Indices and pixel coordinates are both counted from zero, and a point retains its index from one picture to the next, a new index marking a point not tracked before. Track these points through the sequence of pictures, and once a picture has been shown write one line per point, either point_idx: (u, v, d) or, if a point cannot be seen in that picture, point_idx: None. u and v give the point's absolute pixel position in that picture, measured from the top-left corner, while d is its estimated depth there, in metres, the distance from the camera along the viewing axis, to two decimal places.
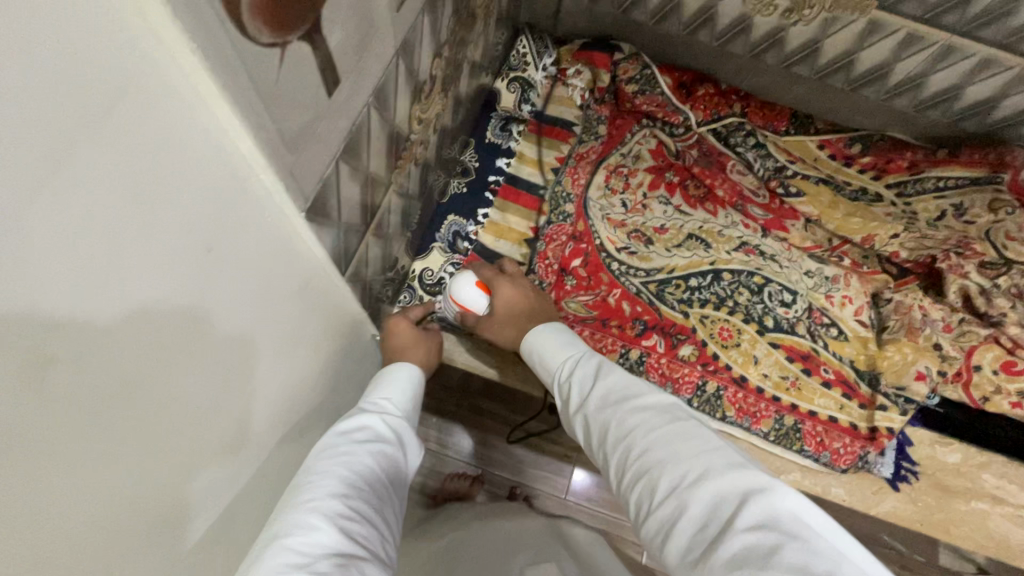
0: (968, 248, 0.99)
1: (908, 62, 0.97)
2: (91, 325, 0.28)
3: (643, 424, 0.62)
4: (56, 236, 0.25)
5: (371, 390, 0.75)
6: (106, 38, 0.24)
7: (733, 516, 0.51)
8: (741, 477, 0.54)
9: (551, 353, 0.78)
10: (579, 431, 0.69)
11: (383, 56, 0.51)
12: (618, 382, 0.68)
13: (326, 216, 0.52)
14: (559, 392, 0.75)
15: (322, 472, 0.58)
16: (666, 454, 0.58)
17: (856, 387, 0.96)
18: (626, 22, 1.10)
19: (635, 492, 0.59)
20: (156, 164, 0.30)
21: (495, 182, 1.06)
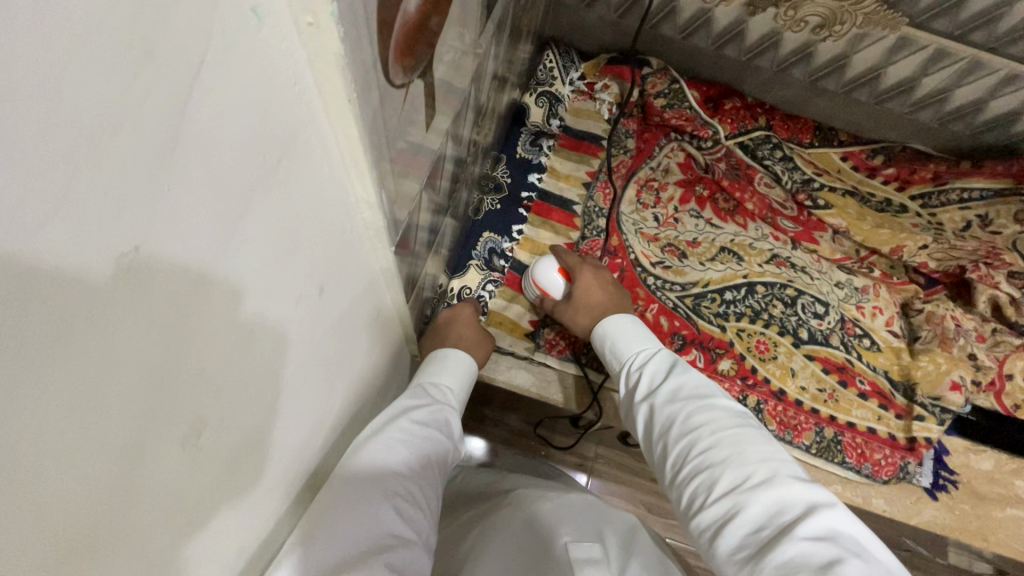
0: (997, 259, 1.01)
1: (934, 77, 0.99)
2: (219, 376, 0.28)
3: (712, 423, 0.63)
4: (205, 302, 0.24)
5: (426, 370, 0.76)
6: (281, 98, 0.24)
7: (794, 524, 0.52)
8: (804, 491, 0.56)
9: (622, 342, 0.79)
10: (641, 419, 0.71)
11: (460, 85, 0.50)
12: (690, 379, 0.69)
13: (404, 248, 0.51)
14: (626, 380, 0.76)
15: (385, 447, 0.59)
16: (732, 455, 0.59)
17: (892, 398, 0.97)
18: (654, 37, 1.10)
19: (693, 485, 0.60)
20: (296, 216, 0.29)
21: (528, 198, 1.05)
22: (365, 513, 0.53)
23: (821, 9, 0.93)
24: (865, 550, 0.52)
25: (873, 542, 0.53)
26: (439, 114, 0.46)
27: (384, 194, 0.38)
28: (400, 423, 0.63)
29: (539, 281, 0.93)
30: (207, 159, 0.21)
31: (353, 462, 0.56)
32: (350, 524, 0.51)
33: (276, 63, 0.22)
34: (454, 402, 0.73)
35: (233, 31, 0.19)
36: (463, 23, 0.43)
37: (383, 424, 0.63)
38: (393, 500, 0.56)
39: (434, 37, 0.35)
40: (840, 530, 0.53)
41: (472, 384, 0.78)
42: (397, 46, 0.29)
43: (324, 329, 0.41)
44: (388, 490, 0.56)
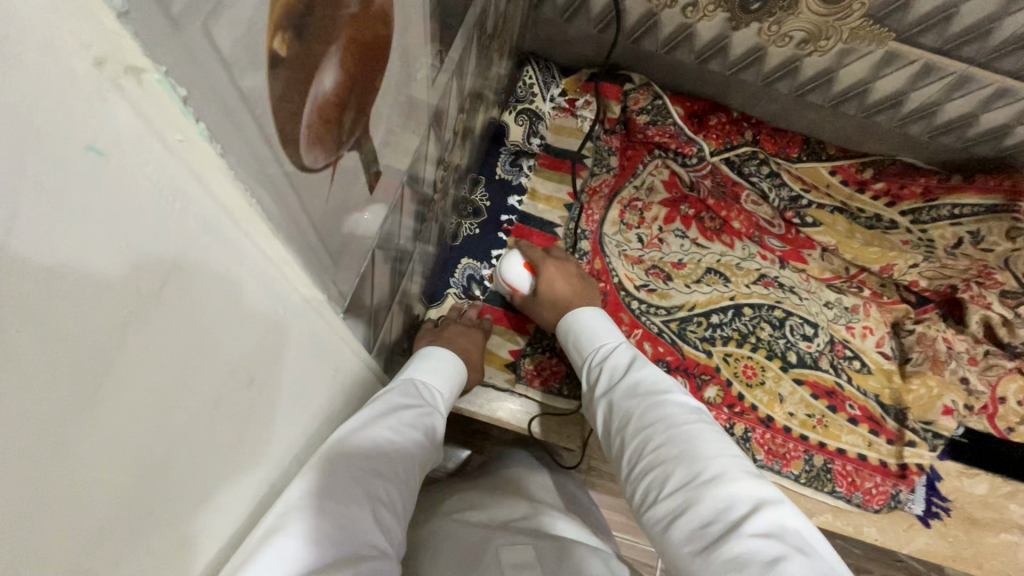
0: (989, 278, 0.98)
1: (923, 91, 0.96)
2: (120, 508, 0.24)
3: (667, 419, 0.62)
4: (93, 434, 0.21)
5: (419, 367, 0.73)
6: (162, 212, 0.20)
7: (742, 519, 0.51)
8: (753, 487, 0.55)
9: (586, 335, 0.78)
10: (601, 414, 0.69)
11: (416, 134, 0.47)
12: (650, 375, 0.68)
13: (359, 308, 0.48)
14: (587, 375, 0.75)
15: (375, 443, 0.55)
16: (685, 451, 0.58)
17: (883, 421, 0.95)
18: (636, 52, 1.07)
19: (648, 479, 0.59)
20: (208, 318, 0.26)
21: (507, 222, 1.02)
22: (348, 515, 0.49)
23: (805, 24, 0.90)
24: (809, 545, 0.51)
25: (819, 540, 0.52)
26: (390, 170, 0.42)
27: (320, 269, 0.35)
28: (390, 420, 0.60)
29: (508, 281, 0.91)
30: (68, 290, 0.17)
31: (345, 451, 0.52)
32: (330, 525, 0.46)
33: (166, 177, 0.19)
34: (440, 406, 0.71)
35: (92, 160, 0.16)
36: (412, 74, 0.40)
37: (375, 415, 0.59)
38: (376, 505, 0.52)
39: (364, 103, 0.32)
40: (787, 524, 0.52)
41: (458, 389, 0.77)
42: (309, 130, 0.26)
43: (272, 411, 0.38)
44: (371, 493, 0.52)
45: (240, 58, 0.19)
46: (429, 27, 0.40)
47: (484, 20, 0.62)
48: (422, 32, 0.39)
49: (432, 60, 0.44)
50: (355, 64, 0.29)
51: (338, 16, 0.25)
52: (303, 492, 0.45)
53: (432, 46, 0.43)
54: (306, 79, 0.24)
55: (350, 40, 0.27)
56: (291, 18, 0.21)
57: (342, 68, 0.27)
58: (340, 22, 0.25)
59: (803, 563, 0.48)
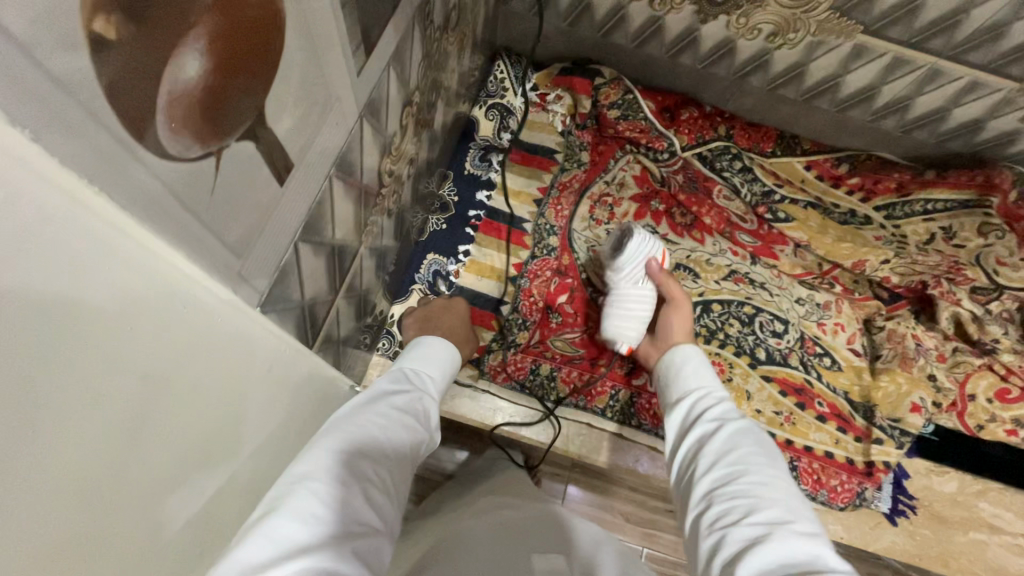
0: (960, 274, 0.97)
1: (893, 85, 0.95)
2: (73, 507, 0.25)
3: (767, 465, 0.52)
4: (13, 450, 0.21)
5: (411, 355, 0.74)
6: (24, 225, 0.20)
7: (823, 574, 0.42)
8: (845, 563, 0.45)
9: (692, 374, 0.68)
10: (692, 439, 0.59)
11: (344, 126, 0.47)
12: (761, 429, 0.58)
13: (286, 302, 0.47)
14: (685, 410, 0.64)
15: (363, 424, 0.55)
16: (784, 499, 0.49)
17: (851, 419, 0.94)
18: (606, 46, 1.06)
19: (723, 504, 0.49)
20: (107, 319, 0.25)
21: (476, 217, 1.02)
22: (341, 489, 0.48)
23: (772, 17, 0.89)
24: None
25: None
26: (309, 161, 0.42)
27: (222, 260, 0.34)
28: (377, 405, 0.60)
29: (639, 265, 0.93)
30: None
31: (333, 434, 0.52)
32: (320, 499, 0.46)
33: (17, 191, 0.19)
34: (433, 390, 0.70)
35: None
36: (326, 65, 0.39)
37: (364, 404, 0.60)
38: (364, 483, 0.50)
39: (254, 91, 0.31)
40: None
41: (454, 374, 0.76)
42: (169, 119, 0.25)
43: (211, 406, 0.37)
44: (361, 471, 0.51)
45: (45, 44, 0.18)
46: (343, 16, 0.39)
47: (432, 12, 0.61)
48: (333, 22, 0.38)
49: (353, 51, 0.43)
50: (232, 51, 0.28)
51: (194, 2, 0.24)
52: (292, 472, 0.47)
53: (351, 37, 0.42)
54: (156, 67, 0.24)
55: (217, 27, 0.27)
56: (119, 3, 0.21)
57: (211, 55, 0.27)
58: (196, 7, 0.25)
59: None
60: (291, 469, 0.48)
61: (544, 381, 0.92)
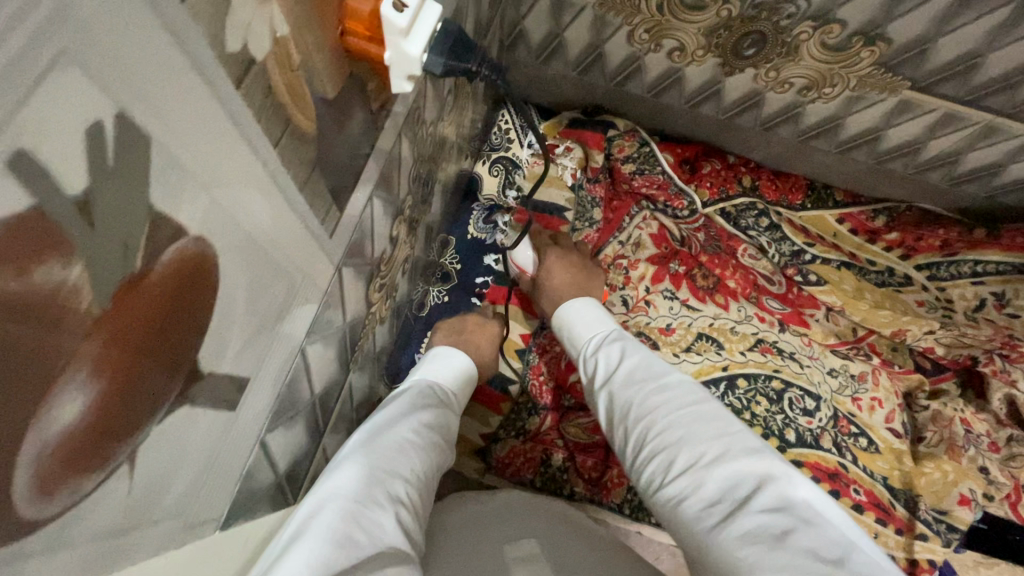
0: (1014, 350, 0.88)
1: (941, 140, 0.86)
2: None
3: (664, 402, 0.58)
4: None
5: (427, 367, 0.70)
6: None
7: (749, 499, 0.47)
8: (756, 463, 0.50)
9: (576, 327, 0.74)
10: (601, 405, 0.65)
11: (318, 293, 0.40)
12: (645, 359, 0.64)
13: (258, 493, 0.41)
14: (584, 368, 0.70)
15: (393, 445, 0.52)
16: (685, 435, 0.54)
17: (890, 509, 0.86)
18: (619, 94, 0.97)
19: (651, 465, 0.55)
20: None
21: (482, 285, 0.95)
22: (374, 514, 0.44)
23: (807, 71, 0.80)
24: (844, 531, 0.44)
25: (838, 512, 0.47)
26: (271, 360, 0.35)
27: (153, 538, 0.28)
28: (396, 405, 0.59)
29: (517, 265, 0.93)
30: None
31: (360, 454, 0.49)
32: (355, 522, 0.42)
33: None
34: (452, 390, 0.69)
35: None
36: (285, 260, 0.32)
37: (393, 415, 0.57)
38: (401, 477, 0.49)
39: (181, 358, 0.25)
40: (799, 499, 0.46)
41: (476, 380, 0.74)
42: (39, 483, 0.18)
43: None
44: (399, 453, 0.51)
45: None
46: (304, 198, 0.32)
47: (422, 115, 0.54)
48: (291, 213, 0.31)
49: (322, 220, 0.36)
50: (135, 347, 0.21)
51: (64, 340, 0.18)
52: (315, 504, 0.43)
53: (318, 209, 0.35)
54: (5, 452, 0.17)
55: (106, 342, 0.20)
56: None
57: (103, 376, 0.20)
58: (66, 345, 0.18)
59: (821, 539, 0.43)
60: (321, 496, 0.44)
61: (556, 474, 0.85)
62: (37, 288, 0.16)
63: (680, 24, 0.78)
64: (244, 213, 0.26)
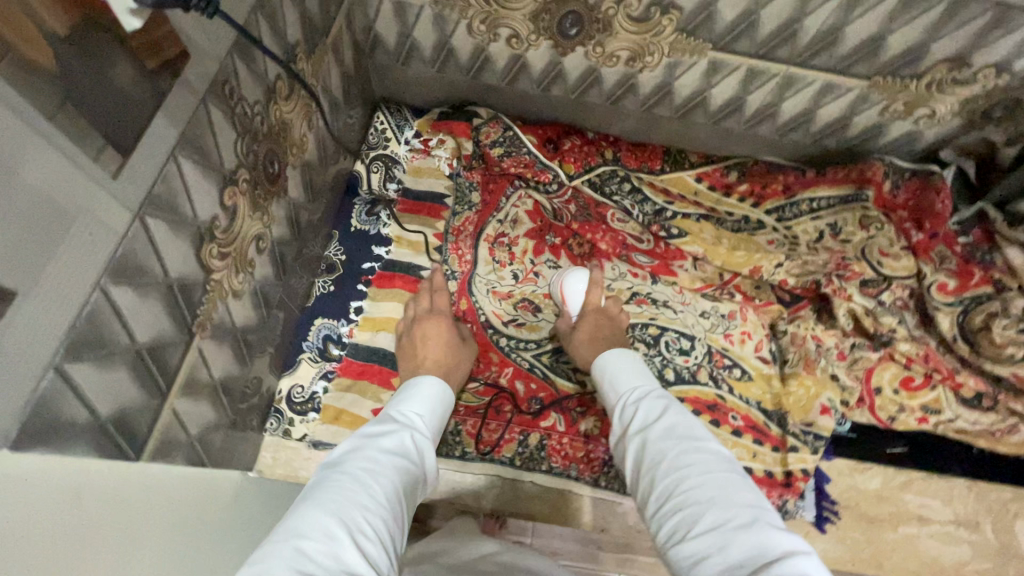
0: (848, 270, 0.97)
1: (756, 94, 0.97)
2: None
3: (696, 458, 0.56)
4: None
5: (401, 400, 0.69)
6: None
7: (770, 565, 0.44)
8: (785, 537, 0.47)
9: (618, 376, 0.73)
10: (631, 455, 0.63)
11: (113, 231, 0.44)
12: (687, 419, 0.62)
13: (67, 428, 0.43)
14: (620, 415, 0.69)
15: (350, 478, 0.51)
16: (715, 494, 0.52)
17: (766, 429, 0.92)
18: (479, 87, 1.05)
19: (672, 521, 0.53)
20: None
21: (369, 271, 0.99)
22: (334, 544, 0.44)
23: (626, 44, 0.91)
24: None
25: None
26: (46, 282, 0.38)
27: None
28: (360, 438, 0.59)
29: (562, 285, 0.96)
30: None
31: (316, 495, 0.49)
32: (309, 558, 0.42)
33: None
34: (421, 423, 0.66)
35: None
36: (46, 185, 0.37)
37: (357, 448, 0.57)
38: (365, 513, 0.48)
39: None
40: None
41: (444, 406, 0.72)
42: None
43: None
44: (359, 483, 0.51)
45: None
46: (58, 129, 0.37)
47: (238, 92, 0.59)
48: (40, 138, 0.35)
49: (96, 157, 0.40)
50: None
51: None
52: (278, 538, 0.43)
53: (86, 146, 0.39)
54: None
55: None
56: None
57: None
58: None
59: None
60: (283, 532, 0.44)
61: (447, 437, 0.88)
62: None
63: (507, 12, 0.88)
64: None
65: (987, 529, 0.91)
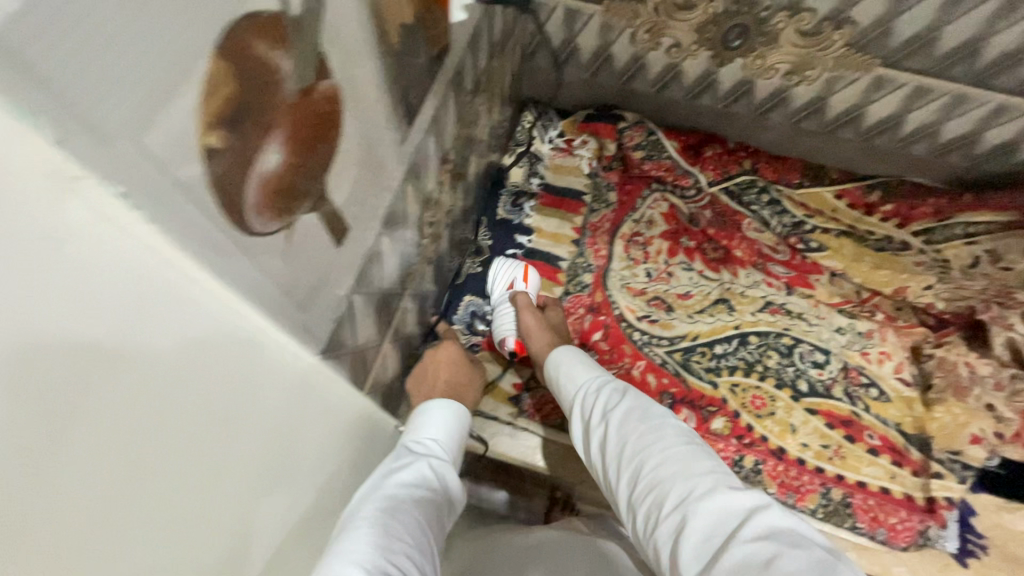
0: (1009, 299, 0.92)
1: (918, 113, 0.96)
2: (179, 459, 0.29)
3: (655, 436, 0.54)
4: (141, 409, 0.26)
5: (411, 428, 0.68)
6: (158, 262, 0.25)
7: (738, 532, 0.44)
8: (746, 496, 0.47)
9: (566, 376, 0.69)
10: (593, 450, 0.59)
11: (389, 187, 0.52)
12: (638, 399, 0.59)
13: (341, 349, 0.52)
14: (578, 411, 0.64)
15: (363, 521, 0.50)
16: (677, 470, 0.50)
17: (906, 452, 0.90)
18: (627, 92, 1.11)
19: (645, 505, 0.50)
20: (207, 335, 0.30)
21: (513, 257, 1.07)
22: None
23: (789, 57, 0.93)
24: (836, 557, 0.42)
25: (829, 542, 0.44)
26: (359, 224, 0.47)
27: (290, 317, 0.39)
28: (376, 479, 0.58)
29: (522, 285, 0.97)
30: (110, 293, 0.23)
31: (334, 545, 0.48)
32: None
33: (149, 255, 0.25)
34: (441, 452, 0.65)
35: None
36: (372, 145, 0.45)
37: (367, 492, 0.56)
38: (383, 548, 0.48)
39: (317, 173, 0.37)
40: (787, 529, 0.44)
41: (463, 429, 0.70)
42: (261, 201, 0.31)
43: (250, 458, 0.38)
44: (376, 522, 0.50)
45: (170, 155, 0.23)
46: (388, 99, 0.45)
47: (462, 81, 0.67)
48: (379, 104, 0.44)
49: (395, 126, 0.49)
50: (303, 149, 0.34)
51: (281, 105, 0.30)
52: None
53: (393, 117, 0.48)
54: (235, 153, 0.28)
55: (295, 127, 0.32)
56: (231, 118, 0.27)
57: (286, 146, 0.32)
58: (282, 111, 0.31)
59: (809, 562, 0.40)
60: None
61: None
62: (273, 67, 0.29)
63: (673, 23, 0.93)
64: (356, 87, 0.39)
65: None
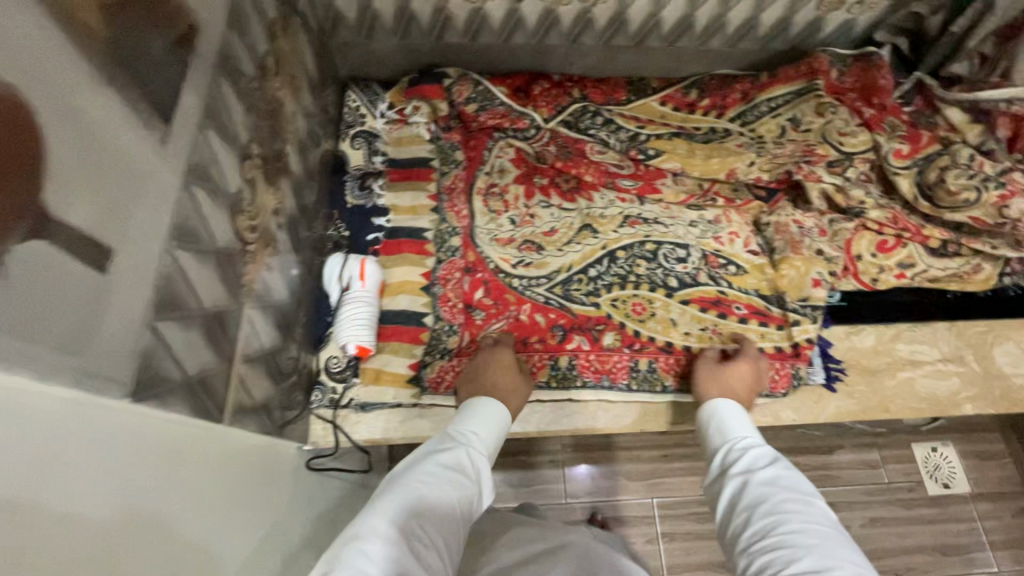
0: (814, 154, 1.05)
1: (703, 9, 1.04)
2: None
3: (799, 512, 0.62)
4: None
5: (467, 415, 0.77)
6: None
7: None
8: None
9: (723, 424, 0.79)
10: (730, 493, 0.70)
11: (168, 193, 0.47)
12: (796, 474, 0.69)
13: (165, 382, 0.46)
14: (722, 458, 0.75)
15: (405, 491, 0.60)
16: (819, 544, 0.58)
17: (768, 311, 1.01)
18: (444, 47, 1.10)
19: (769, 559, 0.59)
20: None
21: (375, 242, 1.03)
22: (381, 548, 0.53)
23: None
24: None
25: None
26: (132, 239, 0.42)
27: (57, 363, 0.34)
28: (427, 457, 0.67)
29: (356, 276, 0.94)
30: None
31: (377, 506, 0.59)
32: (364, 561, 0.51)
33: None
34: (481, 444, 0.72)
35: None
36: (115, 148, 0.40)
37: (414, 463, 0.66)
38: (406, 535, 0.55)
39: (21, 192, 0.31)
40: None
41: (505, 431, 0.77)
42: None
43: (73, 535, 0.33)
44: (416, 504, 0.59)
45: None
46: (121, 93, 0.40)
47: (240, 67, 0.62)
48: (107, 98, 0.39)
49: (147, 125, 0.44)
50: None
51: None
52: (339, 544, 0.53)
53: (139, 115, 0.42)
54: None
55: None
56: None
57: None
58: None
59: None
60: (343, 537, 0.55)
61: None
62: None
63: None
64: (43, 81, 0.33)
65: (970, 360, 0.99)
